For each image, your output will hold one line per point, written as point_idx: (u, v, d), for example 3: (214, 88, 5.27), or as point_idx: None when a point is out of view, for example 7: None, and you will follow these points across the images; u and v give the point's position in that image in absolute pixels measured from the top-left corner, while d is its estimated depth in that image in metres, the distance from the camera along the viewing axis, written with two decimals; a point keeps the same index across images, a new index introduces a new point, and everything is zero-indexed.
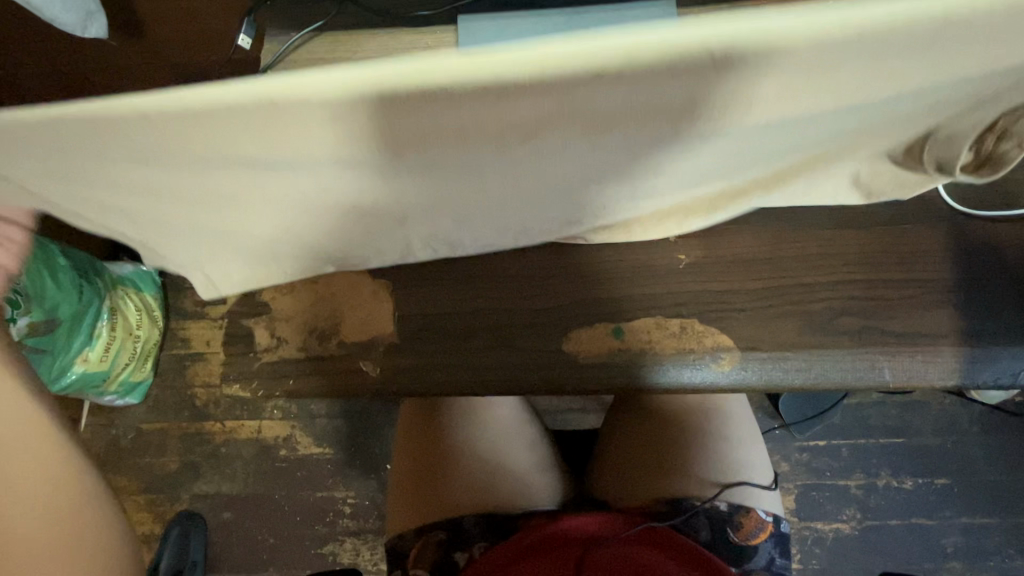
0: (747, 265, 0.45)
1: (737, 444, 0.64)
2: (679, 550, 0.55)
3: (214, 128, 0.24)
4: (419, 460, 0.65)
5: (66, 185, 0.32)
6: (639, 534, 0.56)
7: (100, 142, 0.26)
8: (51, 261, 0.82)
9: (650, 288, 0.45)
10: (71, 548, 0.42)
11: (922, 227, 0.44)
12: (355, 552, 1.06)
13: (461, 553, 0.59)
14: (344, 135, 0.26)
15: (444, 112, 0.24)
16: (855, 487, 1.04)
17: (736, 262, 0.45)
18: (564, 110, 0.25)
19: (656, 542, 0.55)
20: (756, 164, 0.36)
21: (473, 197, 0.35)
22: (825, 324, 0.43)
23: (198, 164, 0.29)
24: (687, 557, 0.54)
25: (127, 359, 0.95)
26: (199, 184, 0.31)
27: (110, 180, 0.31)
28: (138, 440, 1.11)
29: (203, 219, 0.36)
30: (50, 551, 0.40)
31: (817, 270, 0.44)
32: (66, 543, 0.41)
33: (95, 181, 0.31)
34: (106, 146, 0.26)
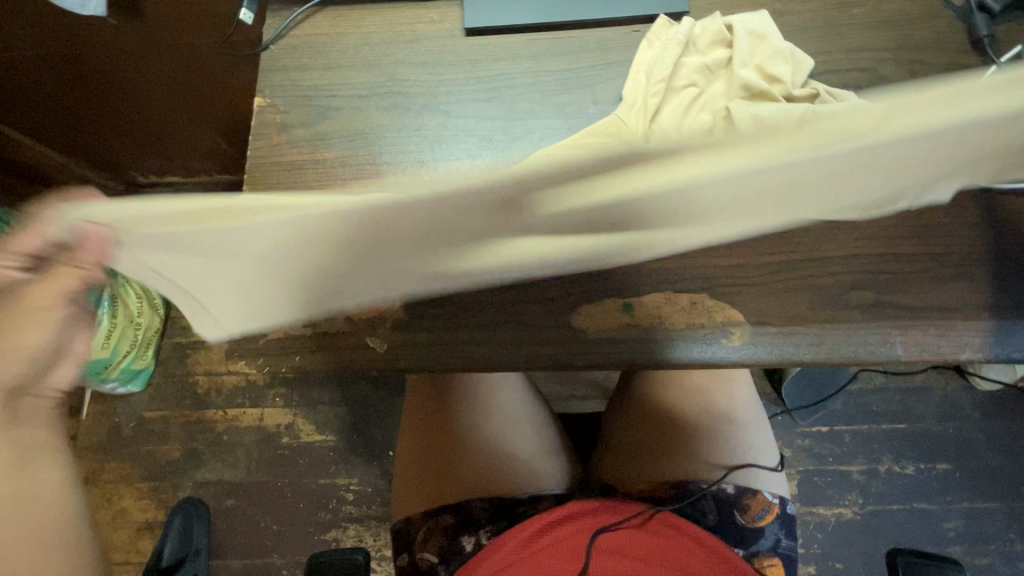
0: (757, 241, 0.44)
1: (744, 426, 0.64)
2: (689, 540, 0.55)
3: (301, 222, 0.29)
4: (425, 444, 0.65)
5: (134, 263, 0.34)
6: (651, 523, 0.56)
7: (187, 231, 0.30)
8: None
9: (661, 263, 0.45)
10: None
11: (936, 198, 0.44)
12: (358, 538, 1.07)
13: (469, 537, 0.59)
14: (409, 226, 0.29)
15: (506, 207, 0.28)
16: (857, 473, 1.05)
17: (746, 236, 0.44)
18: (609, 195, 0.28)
19: (668, 533, 0.55)
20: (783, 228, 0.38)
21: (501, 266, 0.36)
22: (837, 298, 0.43)
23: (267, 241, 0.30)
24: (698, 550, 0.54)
25: (128, 348, 1.00)
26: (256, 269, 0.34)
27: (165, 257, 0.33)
28: (141, 428, 1.11)
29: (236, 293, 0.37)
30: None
31: (828, 244, 0.44)
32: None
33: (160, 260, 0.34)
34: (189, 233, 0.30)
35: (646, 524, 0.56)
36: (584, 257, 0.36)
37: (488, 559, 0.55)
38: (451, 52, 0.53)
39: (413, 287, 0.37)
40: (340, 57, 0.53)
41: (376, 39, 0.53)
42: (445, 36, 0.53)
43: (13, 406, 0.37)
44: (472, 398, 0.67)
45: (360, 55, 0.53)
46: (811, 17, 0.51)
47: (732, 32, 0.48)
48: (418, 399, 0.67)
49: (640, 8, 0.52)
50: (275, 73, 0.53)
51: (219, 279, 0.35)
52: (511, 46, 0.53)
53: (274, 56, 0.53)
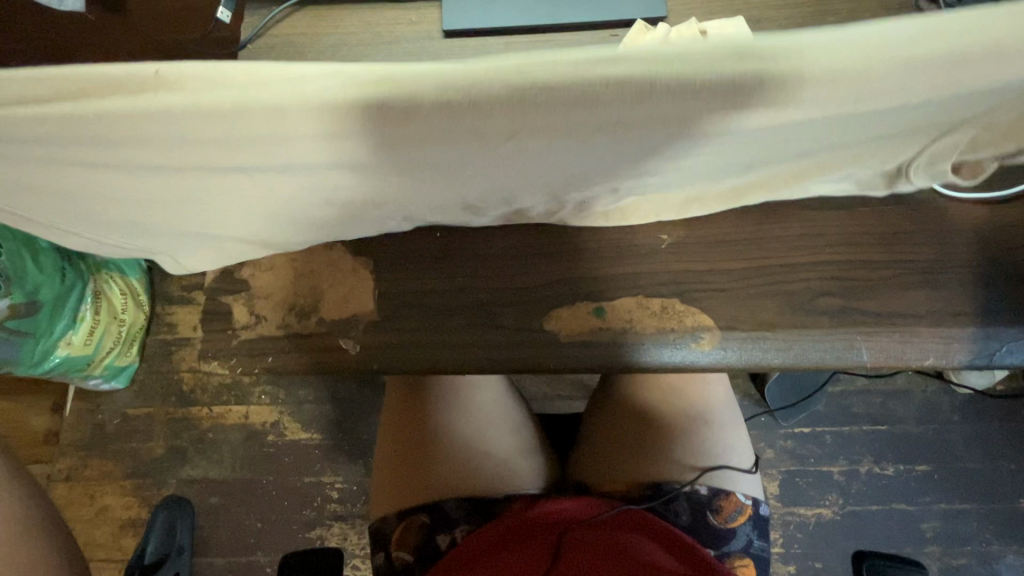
0: (728, 246, 0.45)
1: (719, 428, 0.65)
2: (660, 536, 0.55)
3: (214, 119, 0.28)
4: (405, 444, 0.65)
5: (62, 162, 0.34)
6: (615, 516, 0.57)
7: (112, 125, 0.29)
8: (33, 244, 0.85)
9: (633, 267, 0.45)
10: None
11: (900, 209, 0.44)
12: (342, 536, 1.07)
13: (443, 536, 0.59)
14: (329, 128, 0.28)
15: (426, 124, 0.28)
16: (838, 474, 1.06)
17: (717, 242, 0.45)
18: (536, 115, 0.28)
19: (634, 524, 0.56)
20: (738, 173, 0.38)
21: (446, 187, 0.37)
22: (806, 304, 0.44)
23: (196, 139, 0.30)
24: (670, 545, 0.54)
25: (112, 343, 0.99)
26: (187, 169, 0.33)
27: (101, 159, 0.33)
28: (123, 426, 1.10)
29: (181, 199, 0.38)
30: None
31: (798, 251, 0.44)
32: None
33: (91, 160, 0.33)
34: (115, 128, 0.29)
35: (612, 518, 0.57)
36: (523, 181, 0.37)
37: (458, 556, 0.55)
38: (430, 53, 0.53)
39: (357, 200, 0.38)
40: (319, 58, 0.53)
41: (355, 40, 0.53)
42: (424, 38, 0.53)
43: None
44: (450, 398, 0.67)
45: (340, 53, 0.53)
46: (785, 27, 0.52)
47: (705, 38, 0.48)
48: (397, 401, 0.68)
49: (618, 13, 0.52)
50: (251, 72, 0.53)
51: (156, 182, 0.35)
52: (490, 49, 0.53)
53: (253, 55, 0.53)
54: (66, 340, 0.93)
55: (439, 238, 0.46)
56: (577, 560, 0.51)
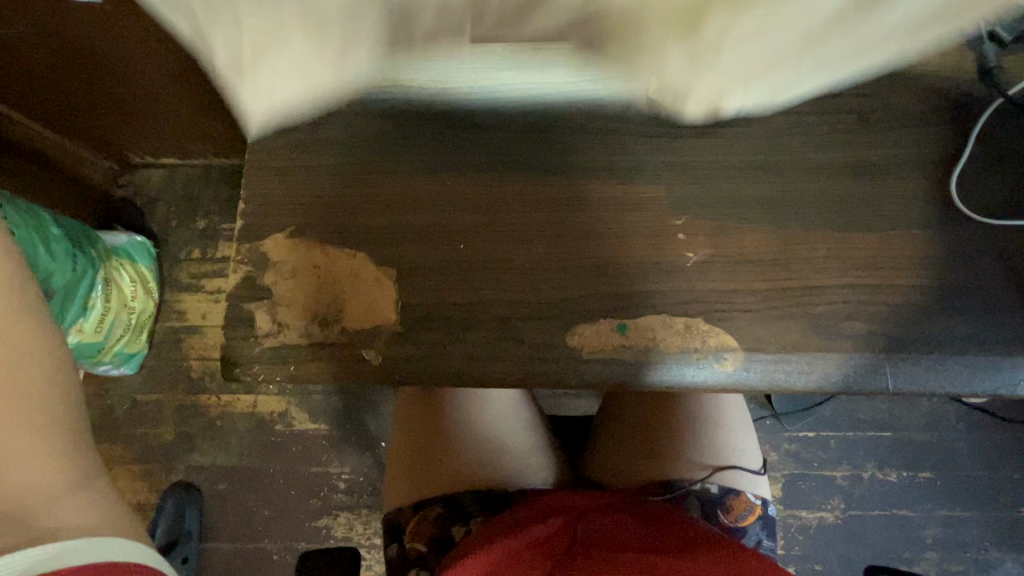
0: (753, 265, 0.45)
1: (730, 431, 0.65)
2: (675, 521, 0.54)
3: None
4: (418, 444, 0.66)
5: None
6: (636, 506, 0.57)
7: None
8: (45, 230, 0.87)
9: (657, 285, 0.45)
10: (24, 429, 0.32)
11: (923, 229, 0.44)
12: (349, 526, 1.08)
13: (459, 527, 0.59)
14: None
15: None
16: (841, 478, 1.07)
17: (741, 261, 0.45)
18: None
19: (648, 518, 0.54)
20: None
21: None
22: (829, 327, 0.43)
23: None
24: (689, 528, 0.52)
25: (122, 331, 1.02)
26: None
27: None
28: (133, 411, 1.12)
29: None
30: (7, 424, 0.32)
31: (823, 272, 0.44)
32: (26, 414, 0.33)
33: None
34: None
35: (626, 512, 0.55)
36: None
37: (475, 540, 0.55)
38: None
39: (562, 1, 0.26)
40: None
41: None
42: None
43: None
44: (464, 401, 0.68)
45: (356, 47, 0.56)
46: None
47: None
48: (410, 404, 0.68)
49: None
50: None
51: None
52: None
53: None
54: (78, 327, 0.94)
55: (461, 245, 0.47)
56: (592, 547, 0.50)
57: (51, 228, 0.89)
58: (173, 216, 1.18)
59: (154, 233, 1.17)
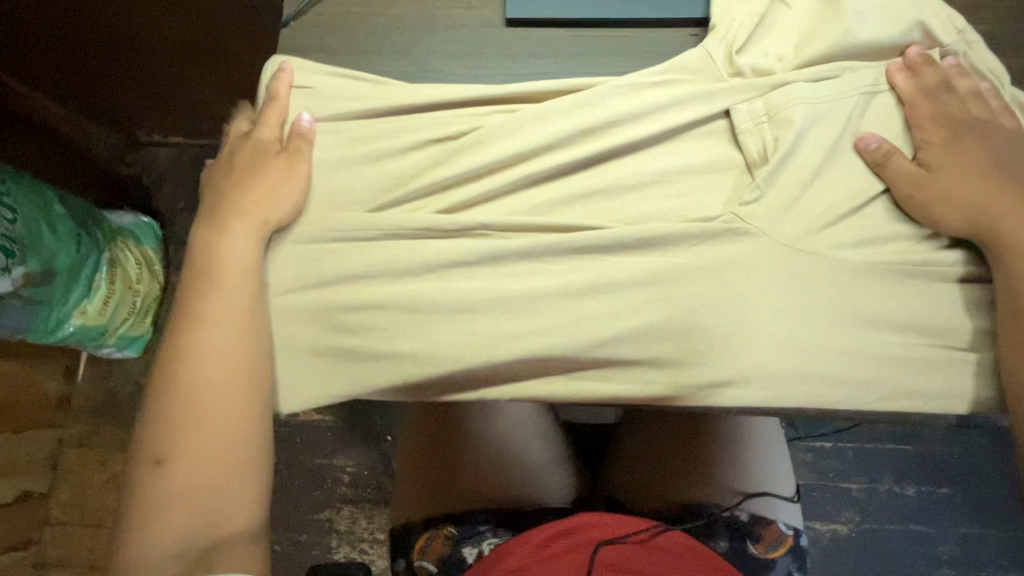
0: (795, 290, 0.42)
1: (762, 454, 0.64)
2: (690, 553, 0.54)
3: None
4: (431, 458, 0.64)
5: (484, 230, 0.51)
6: (660, 539, 0.55)
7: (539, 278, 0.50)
8: (49, 209, 0.87)
9: (701, 305, 0.42)
10: (213, 470, 0.42)
11: None
12: (352, 519, 1.06)
13: (470, 548, 0.59)
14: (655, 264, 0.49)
15: None
16: (857, 491, 1.04)
17: (782, 280, 0.42)
18: None
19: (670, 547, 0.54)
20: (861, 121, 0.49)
21: None
22: (863, 357, 0.42)
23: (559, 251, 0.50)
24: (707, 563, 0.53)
25: (126, 313, 1.00)
26: None
27: None
28: (136, 394, 1.10)
29: None
30: (195, 475, 0.41)
31: (860, 310, 0.42)
32: (223, 482, 0.42)
33: None
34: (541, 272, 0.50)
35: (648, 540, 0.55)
36: None
37: (482, 566, 0.54)
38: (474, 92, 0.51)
39: None
40: (354, 81, 0.52)
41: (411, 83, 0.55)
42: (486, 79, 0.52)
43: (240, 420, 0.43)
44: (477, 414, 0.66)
45: (388, 42, 0.59)
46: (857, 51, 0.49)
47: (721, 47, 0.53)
48: (422, 415, 0.67)
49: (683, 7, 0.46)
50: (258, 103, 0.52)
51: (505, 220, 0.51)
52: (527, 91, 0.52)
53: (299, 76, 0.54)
54: (82, 309, 0.93)
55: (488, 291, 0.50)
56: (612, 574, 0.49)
57: (56, 205, 0.89)
58: (181, 196, 1.15)
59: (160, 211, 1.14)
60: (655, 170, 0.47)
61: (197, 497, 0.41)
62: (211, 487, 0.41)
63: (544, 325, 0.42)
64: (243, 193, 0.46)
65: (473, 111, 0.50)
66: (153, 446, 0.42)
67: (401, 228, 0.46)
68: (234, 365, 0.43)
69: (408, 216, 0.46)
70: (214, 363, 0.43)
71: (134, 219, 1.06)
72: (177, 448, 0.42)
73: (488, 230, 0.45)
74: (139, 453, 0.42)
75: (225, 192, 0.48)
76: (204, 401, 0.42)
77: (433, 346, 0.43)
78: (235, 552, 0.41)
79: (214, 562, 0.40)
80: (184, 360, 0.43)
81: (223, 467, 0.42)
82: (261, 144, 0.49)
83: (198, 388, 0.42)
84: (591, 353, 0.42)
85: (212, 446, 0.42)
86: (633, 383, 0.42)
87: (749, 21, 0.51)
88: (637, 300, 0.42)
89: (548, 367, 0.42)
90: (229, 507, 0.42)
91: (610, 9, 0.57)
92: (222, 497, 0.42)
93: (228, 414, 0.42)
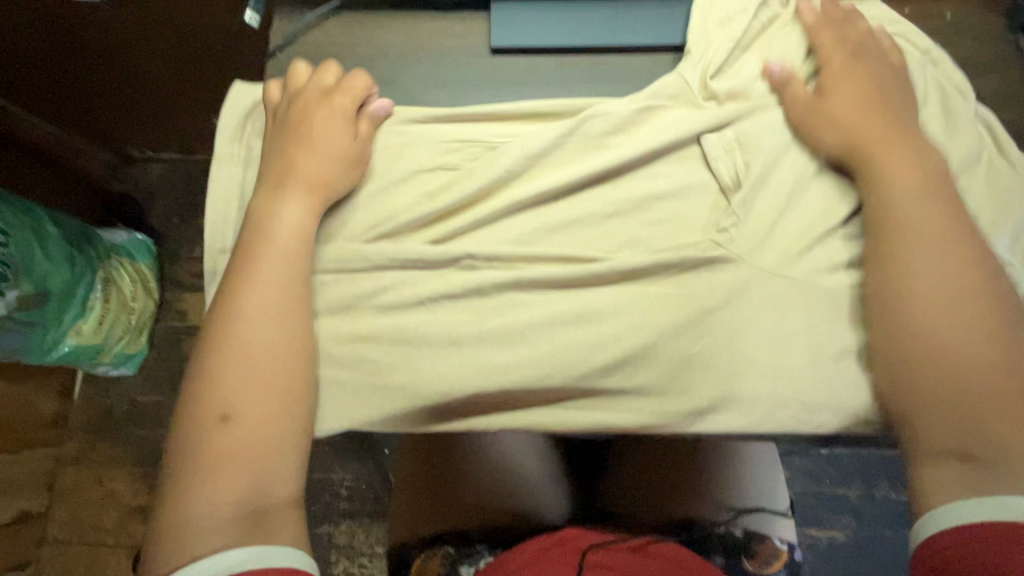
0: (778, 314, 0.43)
1: (755, 470, 0.65)
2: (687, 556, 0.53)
3: None
4: (428, 479, 0.65)
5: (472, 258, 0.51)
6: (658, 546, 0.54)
7: None
8: (43, 231, 0.87)
9: (685, 332, 0.42)
10: (270, 433, 0.39)
11: None
12: (350, 533, 1.06)
13: (468, 568, 0.57)
14: None
15: None
16: (854, 497, 1.05)
17: (765, 305, 0.43)
18: None
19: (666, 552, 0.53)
20: None
21: None
22: (846, 382, 0.42)
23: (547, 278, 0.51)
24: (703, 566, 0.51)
25: (122, 331, 1.01)
26: None
27: None
28: (133, 411, 1.10)
29: None
30: (253, 437, 0.38)
31: (841, 335, 0.43)
32: (281, 446, 0.39)
33: None
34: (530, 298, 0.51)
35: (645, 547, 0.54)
36: None
37: None
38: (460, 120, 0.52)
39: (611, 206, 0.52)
40: None
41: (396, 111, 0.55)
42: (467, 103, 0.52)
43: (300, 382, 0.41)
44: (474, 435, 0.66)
45: (374, 69, 0.59)
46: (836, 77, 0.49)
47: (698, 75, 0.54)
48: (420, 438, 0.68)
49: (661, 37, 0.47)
50: (236, 131, 0.52)
51: None
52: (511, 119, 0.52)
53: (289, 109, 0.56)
54: (76, 329, 0.93)
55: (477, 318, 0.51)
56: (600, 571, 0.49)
57: (50, 227, 0.89)
58: (175, 212, 1.15)
59: (155, 228, 1.14)
60: (639, 196, 0.48)
61: (252, 461, 0.38)
62: (266, 450, 0.38)
63: (528, 355, 0.43)
64: (309, 161, 0.45)
65: (459, 138, 0.51)
66: (210, 404, 0.39)
67: (387, 258, 0.46)
68: (294, 327, 0.41)
69: (393, 247, 0.46)
70: (276, 323, 0.41)
71: (127, 236, 1.06)
72: (236, 407, 0.39)
73: (475, 260, 0.46)
74: (192, 415, 0.39)
75: (295, 150, 0.46)
76: (266, 359, 0.40)
77: (420, 379, 0.43)
78: (290, 520, 0.38)
79: (270, 529, 0.37)
80: (241, 319, 0.41)
81: (280, 428, 0.39)
82: (337, 115, 0.48)
83: (260, 347, 0.40)
84: (576, 382, 0.42)
85: (269, 405, 0.39)
86: (620, 409, 0.43)
87: (724, 46, 0.52)
88: (619, 328, 0.43)
89: (532, 396, 0.43)
90: (282, 472, 0.39)
91: (594, 35, 0.57)
92: (278, 463, 0.39)
93: (289, 375, 0.40)
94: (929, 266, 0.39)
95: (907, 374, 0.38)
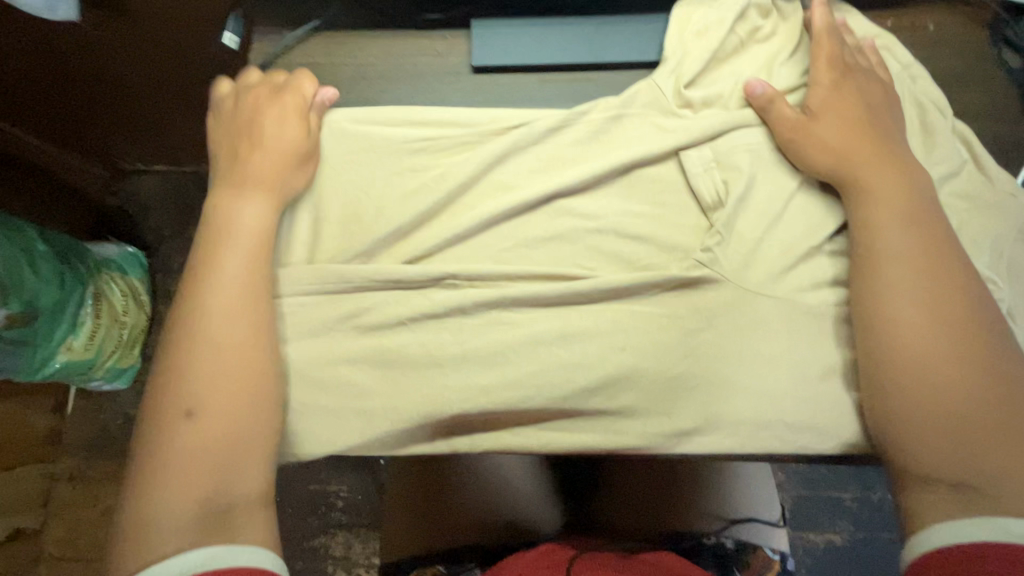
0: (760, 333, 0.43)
1: (743, 482, 0.66)
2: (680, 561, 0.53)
3: None
4: (418, 498, 0.64)
5: None
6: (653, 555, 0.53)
7: None
8: (31, 248, 0.87)
9: (669, 351, 0.42)
10: (233, 428, 0.38)
11: None
12: (346, 545, 1.05)
13: None
14: None
15: None
16: (850, 500, 1.04)
17: (747, 323, 0.43)
18: None
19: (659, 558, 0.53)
20: None
21: None
22: (830, 398, 0.42)
23: None
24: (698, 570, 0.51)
25: (113, 347, 0.99)
26: None
27: None
28: (127, 425, 1.10)
29: None
30: (215, 432, 0.37)
31: (823, 351, 0.43)
32: (245, 441, 0.38)
33: None
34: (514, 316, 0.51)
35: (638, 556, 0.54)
36: None
37: None
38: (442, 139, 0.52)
39: None
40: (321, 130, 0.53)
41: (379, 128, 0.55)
42: (447, 119, 0.51)
43: (263, 376, 0.40)
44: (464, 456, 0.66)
45: (356, 86, 0.59)
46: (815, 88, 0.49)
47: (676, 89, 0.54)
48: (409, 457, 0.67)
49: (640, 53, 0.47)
50: None
51: None
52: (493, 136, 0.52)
53: None
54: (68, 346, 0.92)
55: None
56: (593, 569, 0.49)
57: (38, 243, 0.88)
58: (166, 224, 1.15)
59: (146, 241, 1.14)
60: (622, 213, 0.48)
61: (213, 457, 0.36)
62: (229, 445, 0.37)
63: (510, 377, 0.42)
64: (258, 160, 0.46)
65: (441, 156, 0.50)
66: (171, 400, 0.38)
67: (368, 280, 0.46)
68: (257, 321, 0.41)
69: (374, 269, 0.46)
70: (239, 317, 0.40)
71: (119, 250, 1.06)
72: (197, 401, 0.38)
73: (457, 280, 0.46)
74: (154, 412, 0.38)
75: (263, 153, 0.46)
76: (229, 353, 0.39)
77: (403, 403, 0.43)
78: (256, 519, 0.36)
79: (235, 529, 0.35)
80: (212, 312, 0.40)
81: (245, 423, 0.38)
82: (288, 120, 0.48)
83: (222, 341, 0.39)
84: (560, 404, 0.42)
85: (234, 398, 0.38)
86: (606, 429, 0.42)
87: (700, 57, 0.52)
88: (603, 349, 0.43)
89: (516, 417, 0.43)
90: (248, 467, 0.37)
91: (574, 50, 0.57)
92: (241, 459, 0.37)
93: (253, 370, 0.40)
94: (897, 280, 0.40)
95: (888, 394, 0.39)
